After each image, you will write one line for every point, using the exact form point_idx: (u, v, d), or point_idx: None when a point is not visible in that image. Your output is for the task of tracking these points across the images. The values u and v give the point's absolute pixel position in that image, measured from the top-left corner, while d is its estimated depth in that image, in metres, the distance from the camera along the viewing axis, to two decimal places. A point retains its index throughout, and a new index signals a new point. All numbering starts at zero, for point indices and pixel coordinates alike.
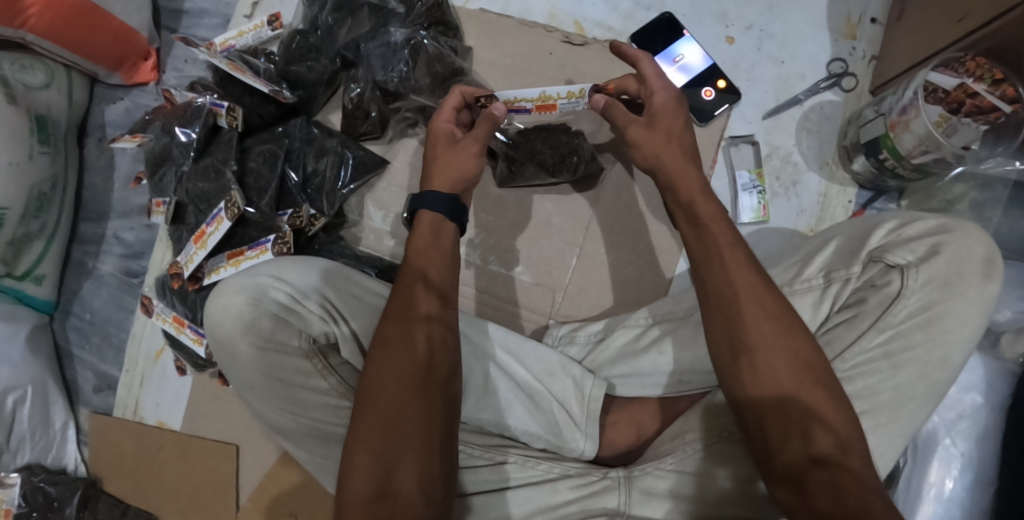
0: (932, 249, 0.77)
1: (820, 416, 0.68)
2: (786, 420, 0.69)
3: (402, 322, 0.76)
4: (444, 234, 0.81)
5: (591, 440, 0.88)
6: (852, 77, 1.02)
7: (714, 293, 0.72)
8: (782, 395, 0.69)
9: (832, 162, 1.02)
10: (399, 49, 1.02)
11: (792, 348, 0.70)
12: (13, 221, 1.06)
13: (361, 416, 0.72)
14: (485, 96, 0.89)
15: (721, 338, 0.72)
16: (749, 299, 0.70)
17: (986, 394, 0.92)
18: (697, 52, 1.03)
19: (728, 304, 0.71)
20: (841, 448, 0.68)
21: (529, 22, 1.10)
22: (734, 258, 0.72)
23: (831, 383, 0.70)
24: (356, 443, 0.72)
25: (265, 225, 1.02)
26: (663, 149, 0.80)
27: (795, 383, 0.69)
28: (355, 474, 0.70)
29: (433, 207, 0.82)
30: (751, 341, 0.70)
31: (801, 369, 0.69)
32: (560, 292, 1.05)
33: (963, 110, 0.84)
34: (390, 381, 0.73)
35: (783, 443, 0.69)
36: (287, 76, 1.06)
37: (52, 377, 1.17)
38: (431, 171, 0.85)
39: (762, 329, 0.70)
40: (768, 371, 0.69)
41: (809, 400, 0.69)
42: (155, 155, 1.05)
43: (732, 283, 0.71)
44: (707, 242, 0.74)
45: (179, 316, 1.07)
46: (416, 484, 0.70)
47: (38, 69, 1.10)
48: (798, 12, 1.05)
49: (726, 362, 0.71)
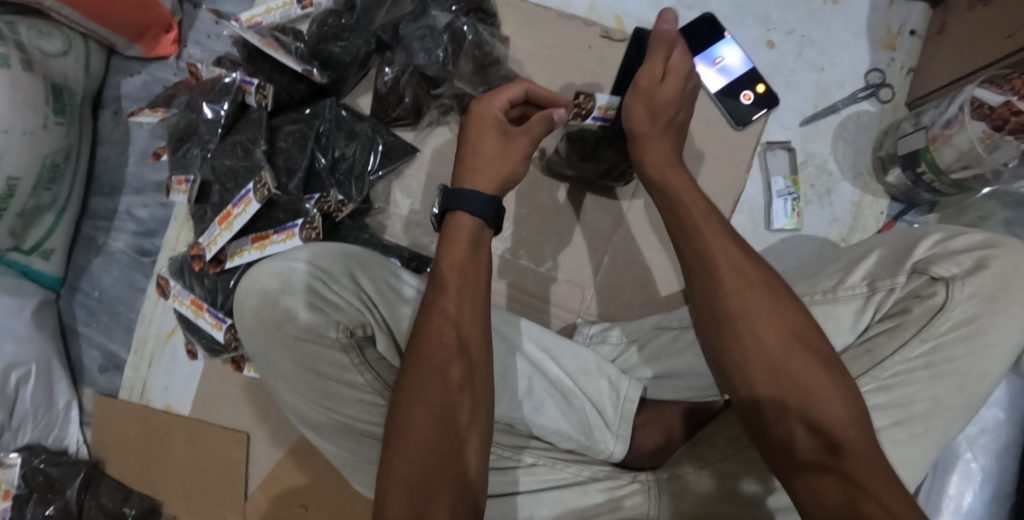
0: (978, 262, 0.77)
1: (814, 386, 0.69)
2: (791, 411, 0.69)
3: (436, 349, 0.74)
4: (478, 243, 0.79)
5: (622, 443, 0.87)
6: (889, 88, 1.02)
7: (702, 276, 0.75)
8: (771, 363, 0.71)
9: (866, 173, 1.02)
10: (440, 35, 0.99)
11: (772, 304, 0.72)
12: (24, 192, 1.02)
13: (402, 430, 0.71)
14: (583, 95, 0.85)
15: (705, 306, 0.75)
16: (723, 266, 0.74)
17: (1007, 410, 0.94)
18: (737, 54, 1.01)
19: (713, 288, 0.74)
20: (845, 438, 0.67)
21: (569, 14, 1.09)
22: (709, 228, 0.76)
23: (833, 365, 0.70)
24: (397, 458, 0.70)
25: (293, 208, 1.00)
26: (660, 116, 0.82)
27: (799, 365, 0.70)
28: (394, 491, 0.68)
29: (473, 211, 0.79)
30: (735, 309, 0.73)
31: (787, 334, 0.71)
32: (591, 290, 1.06)
33: (1007, 127, 0.82)
34: (427, 392, 0.72)
35: (781, 432, 0.69)
36: (319, 55, 1.03)
37: (57, 356, 1.13)
38: (477, 164, 0.82)
39: (734, 281, 0.73)
40: (765, 353, 0.71)
41: (810, 382, 0.69)
42: (180, 130, 1.03)
43: (721, 266, 0.74)
44: (694, 232, 0.77)
45: (197, 298, 1.04)
46: (446, 499, 0.68)
47: (56, 35, 1.05)
48: (840, 20, 1.04)
49: (709, 325, 0.75)
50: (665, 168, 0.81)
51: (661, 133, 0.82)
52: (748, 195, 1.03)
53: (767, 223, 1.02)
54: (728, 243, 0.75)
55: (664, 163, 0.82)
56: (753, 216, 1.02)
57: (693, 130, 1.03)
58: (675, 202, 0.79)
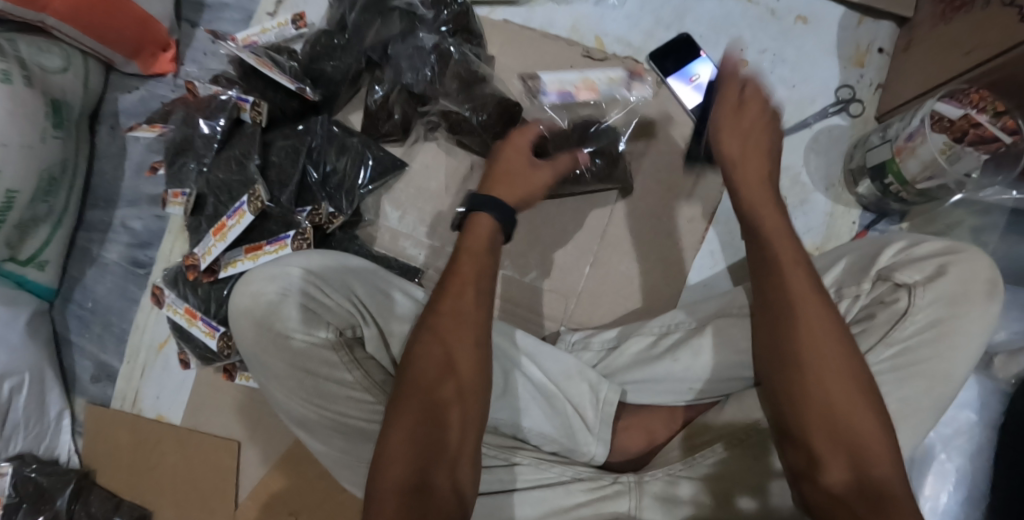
0: (938, 269, 0.81)
1: (864, 437, 0.72)
2: (841, 455, 0.72)
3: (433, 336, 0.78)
4: (494, 245, 0.84)
5: (603, 445, 0.90)
6: (859, 104, 1.07)
7: (779, 317, 0.77)
8: (827, 409, 0.73)
9: (838, 184, 1.06)
10: (427, 54, 1.04)
11: (843, 356, 0.74)
12: (21, 203, 1.05)
13: (399, 406, 0.74)
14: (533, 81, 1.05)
15: (775, 348, 0.77)
16: (804, 310, 0.76)
17: (980, 411, 0.97)
18: (711, 72, 1.08)
19: (793, 336, 0.76)
20: (889, 490, 0.70)
21: (552, 34, 1.13)
22: (795, 272, 0.78)
23: (886, 420, 0.73)
24: (400, 435, 0.72)
25: (286, 220, 1.03)
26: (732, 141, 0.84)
27: (853, 415, 0.73)
28: (396, 464, 0.71)
29: (494, 215, 0.84)
30: (805, 353, 0.75)
31: (851, 385, 0.74)
32: (574, 299, 1.08)
33: (966, 140, 0.87)
34: (441, 382, 0.76)
35: (824, 470, 0.72)
36: (311, 73, 1.07)
37: (50, 366, 1.15)
38: (497, 177, 0.88)
39: (809, 325, 0.76)
40: (829, 388, 0.74)
41: (863, 433, 0.72)
42: (176, 144, 1.06)
43: (802, 301, 0.76)
44: (778, 269, 0.79)
45: (191, 307, 1.07)
46: (446, 482, 0.71)
47: (55, 52, 1.09)
48: (812, 39, 1.09)
49: (778, 368, 0.77)
50: (761, 205, 0.82)
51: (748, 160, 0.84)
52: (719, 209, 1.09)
53: None
54: (816, 299, 0.77)
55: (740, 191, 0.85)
56: None
57: None
58: (766, 247, 0.80)
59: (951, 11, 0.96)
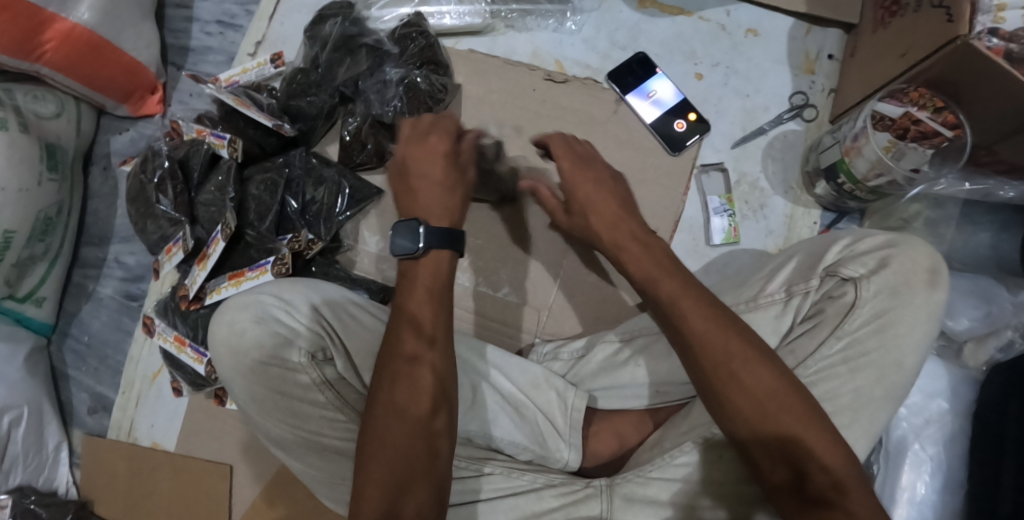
0: (881, 262, 0.83)
1: (802, 435, 0.72)
2: (785, 456, 0.72)
3: (405, 364, 0.78)
4: (447, 279, 0.84)
5: (576, 450, 0.92)
6: (812, 109, 1.11)
7: (684, 347, 0.77)
8: (761, 419, 0.73)
9: (796, 187, 1.10)
10: (394, 86, 1.09)
11: (761, 367, 0.74)
12: (19, 243, 1.10)
13: (376, 439, 0.76)
14: None
15: (693, 374, 0.76)
16: (705, 334, 0.75)
17: (951, 400, 0.98)
18: (668, 88, 1.13)
19: (701, 363, 0.75)
20: (838, 480, 0.71)
21: (514, 61, 1.18)
22: (691, 299, 0.77)
23: (815, 409, 0.74)
24: (373, 467, 0.74)
25: (264, 247, 1.08)
26: (603, 205, 0.87)
27: (785, 417, 0.73)
28: (368, 498, 0.73)
29: (440, 245, 0.83)
30: (717, 374, 0.74)
31: (775, 391, 0.73)
32: (545, 311, 1.11)
33: (908, 136, 0.92)
34: (394, 421, 0.76)
35: (772, 470, 0.73)
36: (289, 110, 1.12)
37: (48, 399, 1.19)
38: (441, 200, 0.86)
39: (714, 346, 0.75)
40: (756, 407, 0.73)
41: (801, 431, 0.73)
42: (137, 188, 1.11)
43: (706, 338, 0.75)
44: (670, 301, 0.78)
45: (179, 335, 1.12)
46: (414, 508, 0.73)
47: (49, 99, 1.16)
48: (762, 51, 1.14)
49: (702, 392, 0.76)
50: (632, 251, 0.84)
51: (605, 213, 0.86)
52: (685, 214, 1.11)
53: (705, 239, 1.09)
54: (714, 320, 0.76)
55: (626, 244, 0.84)
56: (693, 234, 1.10)
57: (632, 159, 1.12)
58: (651, 280, 0.81)
59: (888, 15, 1.01)
